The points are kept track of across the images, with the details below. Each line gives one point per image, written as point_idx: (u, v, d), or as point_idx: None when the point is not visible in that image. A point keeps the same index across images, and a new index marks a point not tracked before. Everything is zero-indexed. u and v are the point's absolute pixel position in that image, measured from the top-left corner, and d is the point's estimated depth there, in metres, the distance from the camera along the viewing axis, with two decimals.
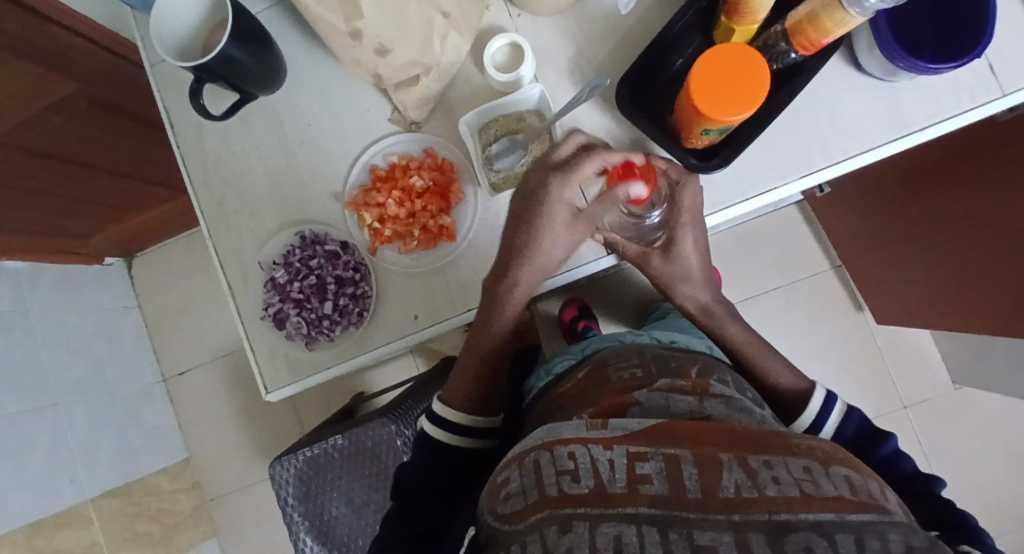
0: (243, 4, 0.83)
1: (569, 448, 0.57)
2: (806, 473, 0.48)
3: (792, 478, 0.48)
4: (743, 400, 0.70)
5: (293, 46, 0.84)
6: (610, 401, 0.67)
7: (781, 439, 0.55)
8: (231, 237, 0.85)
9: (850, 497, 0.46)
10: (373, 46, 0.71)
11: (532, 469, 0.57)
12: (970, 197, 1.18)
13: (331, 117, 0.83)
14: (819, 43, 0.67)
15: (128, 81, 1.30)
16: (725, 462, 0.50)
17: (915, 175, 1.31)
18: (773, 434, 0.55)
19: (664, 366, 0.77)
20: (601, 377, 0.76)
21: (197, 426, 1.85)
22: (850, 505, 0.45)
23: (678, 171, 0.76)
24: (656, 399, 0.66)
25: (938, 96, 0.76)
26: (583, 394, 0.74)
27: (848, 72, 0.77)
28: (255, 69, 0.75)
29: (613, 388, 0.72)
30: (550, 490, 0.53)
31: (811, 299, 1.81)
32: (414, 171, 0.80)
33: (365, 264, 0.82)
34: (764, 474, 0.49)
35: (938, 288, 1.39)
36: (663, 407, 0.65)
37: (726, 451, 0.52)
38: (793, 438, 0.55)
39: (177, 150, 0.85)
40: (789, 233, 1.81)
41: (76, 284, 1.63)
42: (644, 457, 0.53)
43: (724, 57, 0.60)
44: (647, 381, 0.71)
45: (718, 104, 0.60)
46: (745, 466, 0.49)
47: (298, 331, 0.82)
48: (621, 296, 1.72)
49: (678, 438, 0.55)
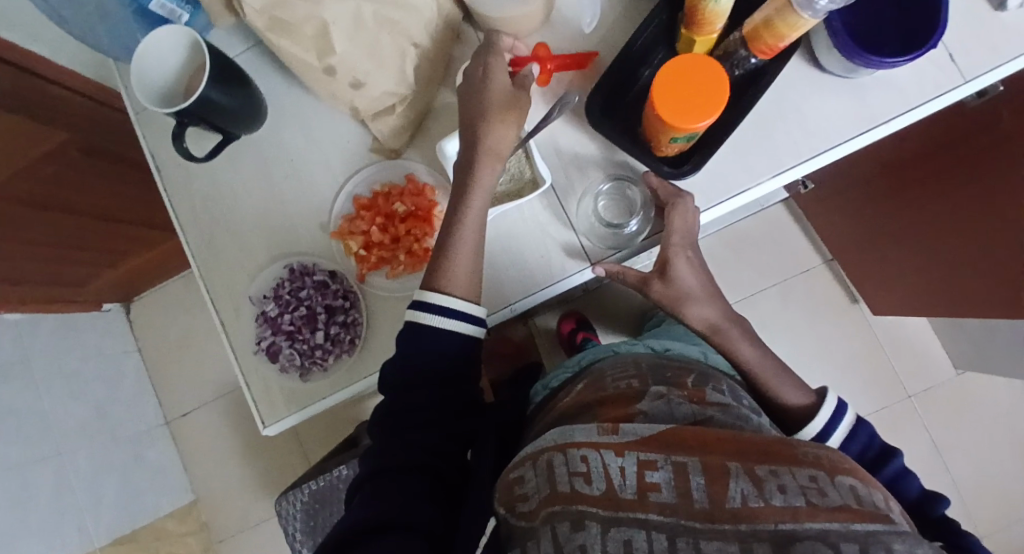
0: (223, 48, 0.86)
1: (581, 451, 0.57)
2: (813, 483, 0.47)
3: (798, 487, 0.47)
4: (740, 407, 0.70)
5: (273, 85, 0.86)
6: (614, 408, 0.67)
7: (788, 447, 0.54)
8: (222, 274, 0.86)
9: (856, 506, 0.45)
10: (348, 80, 0.74)
11: (545, 470, 0.57)
12: (948, 183, 1.20)
13: (314, 151, 0.85)
14: (777, 47, 0.70)
15: (118, 129, 1.32)
16: (732, 471, 0.50)
17: (892, 166, 1.34)
18: (780, 443, 0.53)
19: (662, 375, 0.77)
20: (600, 387, 0.76)
21: (202, 467, 1.83)
22: (856, 514, 0.44)
23: (668, 193, 0.76)
24: (659, 406, 0.65)
25: (902, 89, 0.78)
26: (584, 402, 0.74)
27: (811, 73, 0.79)
28: (236, 109, 0.77)
29: (613, 396, 0.71)
30: (564, 487, 0.53)
31: (805, 295, 1.82)
32: (396, 198, 0.81)
33: (354, 292, 0.83)
34: (770, 483, 0.48)
35: (927, 275, 1.41)
36: (667, 412, 0.64)
37: (734, 459, 0.51)
38: (799, 446, 0.54)
39: (165, 192, 0.87)
40: (778, 232, 1.83)
41: (76, 330, 1.64)
42: (654, 466, 0.52)
43: (685, 67, 0.62)
44: (645, 389, 0.71)
45: (680, 111, 0.62)
46: (751, 474, 0.49)
47: (291, 363, 0.82)
48: (616, 308, 1.73)
49: (685, 444, 0.54)
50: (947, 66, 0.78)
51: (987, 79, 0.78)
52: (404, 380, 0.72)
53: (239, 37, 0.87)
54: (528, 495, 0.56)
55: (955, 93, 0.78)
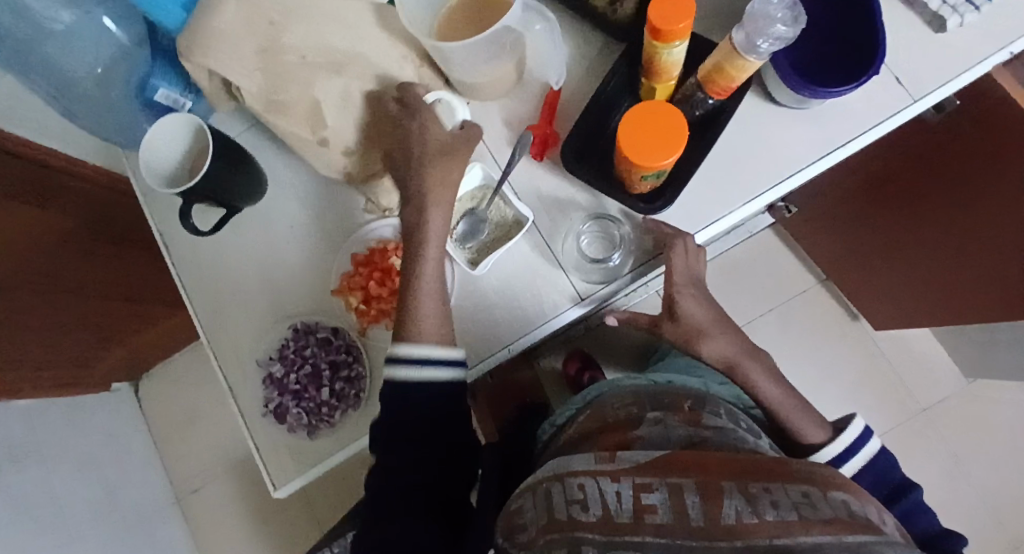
0: (223, 130, 0.93)
1: (579, 480, 0.58)
2: (804, 497, 0.48)
3: (790, 503, 0.48)
4: (737, 429, 0.71)
5: (270, 158, 0.92)
6: (613, 436, 0.69)
7: (782, 463, 0.55)
8: (230, 340, 0.89)
9: (846, 518, 0.46)
10: (340, 149, 0.80)
11: (544, 498, 0.59)
12: (923, 197, 1.25)
13: (312, 216, 0.91)
14: (730, 88, 0.76)
15: (123, 210, 1.39)
16: (727, 490, 0.50)
17: (867, 187, 1.39)
18: (775, 460, 0.54)
19: (657, 401, 0.79)
20: (600, 417, 0.78)
21: (216, 542, 1.81)
22: (847, 525, 0.46)
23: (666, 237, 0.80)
24: (655, 431, 0.67)
25: (859, 108, 0.84)
26: (585, 432, 0.75)
27: (767, 107, 0.85)
28: (238, 184, 0.83)
29: (613, 425, 0.73)
30: (563, 516, 0.55)
31: (804, 317, 1.84)
32: (391, 252, 0.86)
33: (356, 345, 0.87)
34: (762, 498, 0.49)
35: (920, 284, 1.44)
36: (664, 436, 0.66)
37: (729, 477, 0.52)
38: (793, 461, 0.55)
39: (174, 268, 0.91)
40: (769, 257, 1.87)
41: (87, 411, 1.66)
42: (649, 488, 0.53)
43: (647, 111, 0.68)
44: (643, 416, 0.73)
45: (645, 150, 0.67)
46: (744, 491, 0.50)
47: (299, 422, 0.84)
48: (617, 344, 1.76)
49: (681, 465, 0.55)
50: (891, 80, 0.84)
51: (934, 96, 0.84)
52: (407, 425, 0.74)
53: (237, 119, 0.94)
54: (530, 523, 0.58)
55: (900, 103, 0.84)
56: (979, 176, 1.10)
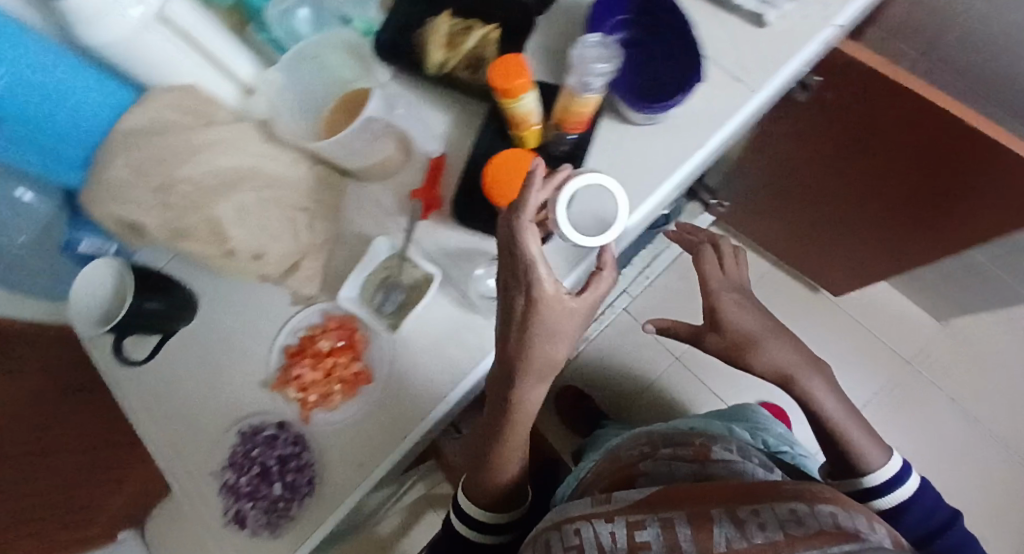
0: (148, 262, 0.98)
1: (574, 525, 0.63)
2: (789, 516, 0.49)
3: (762, 528, 0.50)
4: (747, 462, 0.76)
5: (195, 277, 0.97)
6: (620, 476, 0.77)
7: (775, 486, 0.56)
8: (186, 461, 0.92)
9: (835, 530, 0.46)
10: (250, 254, 0.86)
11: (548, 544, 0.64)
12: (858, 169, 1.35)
13: (246, 319, 0.95)
14: (583, 120, 0.84)
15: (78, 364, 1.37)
16: (714, 517, 0.53)
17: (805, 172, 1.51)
18: (768, 486, 0.56)
19: (658, 442, 0.85)
20: (613, 462, 0.84)
21: None
22: (834, 537, 0.46)
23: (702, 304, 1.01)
24: (660, 466, 0.76)
25: (704, 108, 0.92)
26: (597, 478, 0.81)
27: (625, 128, 0.93)
28: (168, 309, 0.92)
29: (625, 468, 0.80)
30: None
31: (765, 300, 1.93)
32: (318, 337, 0.91)
33: (303, 435, 0.89)
34: (749, 524, 0.51)
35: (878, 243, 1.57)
36: (669, 473, 0.74)
37: (718, 507, 0.55)
38: (785, 485, 0.56)
39: (126, 404, 0.95)
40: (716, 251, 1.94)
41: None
42: (642, 525, 0.57)
43: (501, 157, 0.77)
44: (652, 455, 0.80)
45: (500, 188, 0.76)
46: (733, 518, 0.52)
47: (259, 523, 0.87)
48: None
49: (671, 498, 0.60)
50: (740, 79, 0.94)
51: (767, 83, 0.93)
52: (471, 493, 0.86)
53: (160, 250, 0.99)
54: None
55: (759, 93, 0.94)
56: (890, 146, 1.20)
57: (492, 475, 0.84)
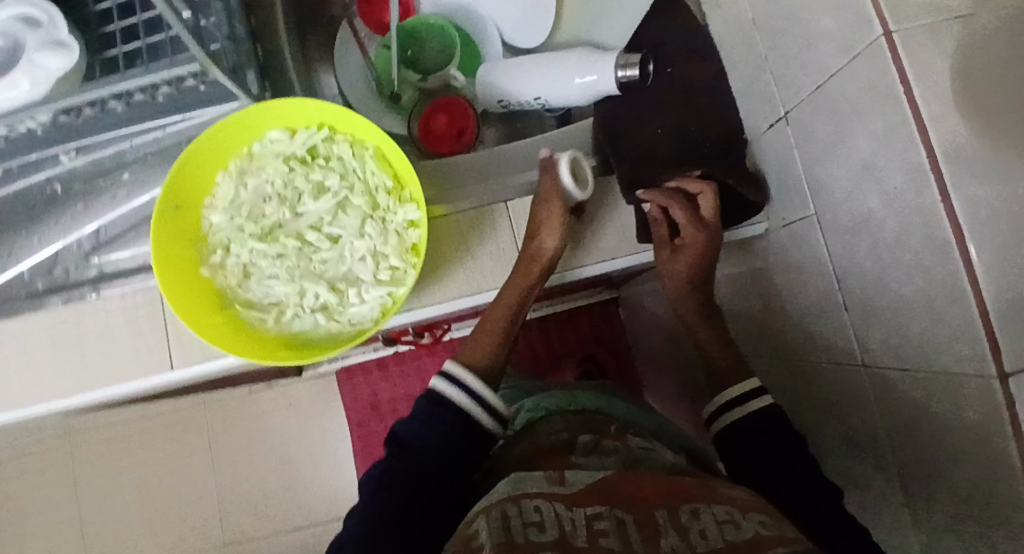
0: None
1: (534, 501, 0.38)
2: (732, 517, 0.36)
3: (717, 525, 0.35)
4: (654, 445, 0.53)
5: None
6: (544, 462, 0.47)
7: (708, 488, 0.41)
8: None
9: (741, 497, 0.39)
10: None
11: (500, 519, 0.36)
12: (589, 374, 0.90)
13: None
14: None
15: None
16: (661, 528, 0.35)
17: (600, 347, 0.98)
18: (696, 483, 0.41)
19: (588, 423, 0.56)
20: (558, 449, 0.49)
21: None
22: (752, 506, 0.38)
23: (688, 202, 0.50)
24: (596, 462, 0.46)
25: None
26: (541, 455, 0.49)
27: None
28: None
29: (547, 443, 0.51)
30: (515, 539, 0.34)
31: None
32: None
33: None
34: (688, 529, 0.35)
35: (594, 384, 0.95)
36: (601, 462, 0.46)
37: (671, 509, 0.37)
38: (724, 489, 0.40)
39: None
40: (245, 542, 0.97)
41: None
42: (597, 516, 0.36)
43: None
44: (590, 445, 0.50)
45: None
46: (683, 522, 0.35)
47: None
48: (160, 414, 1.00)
49: (595, 496, 0.39)
50: (133, 358, 0.48)
51: None
52: None
53: None
54: (484, 539, 0.35)
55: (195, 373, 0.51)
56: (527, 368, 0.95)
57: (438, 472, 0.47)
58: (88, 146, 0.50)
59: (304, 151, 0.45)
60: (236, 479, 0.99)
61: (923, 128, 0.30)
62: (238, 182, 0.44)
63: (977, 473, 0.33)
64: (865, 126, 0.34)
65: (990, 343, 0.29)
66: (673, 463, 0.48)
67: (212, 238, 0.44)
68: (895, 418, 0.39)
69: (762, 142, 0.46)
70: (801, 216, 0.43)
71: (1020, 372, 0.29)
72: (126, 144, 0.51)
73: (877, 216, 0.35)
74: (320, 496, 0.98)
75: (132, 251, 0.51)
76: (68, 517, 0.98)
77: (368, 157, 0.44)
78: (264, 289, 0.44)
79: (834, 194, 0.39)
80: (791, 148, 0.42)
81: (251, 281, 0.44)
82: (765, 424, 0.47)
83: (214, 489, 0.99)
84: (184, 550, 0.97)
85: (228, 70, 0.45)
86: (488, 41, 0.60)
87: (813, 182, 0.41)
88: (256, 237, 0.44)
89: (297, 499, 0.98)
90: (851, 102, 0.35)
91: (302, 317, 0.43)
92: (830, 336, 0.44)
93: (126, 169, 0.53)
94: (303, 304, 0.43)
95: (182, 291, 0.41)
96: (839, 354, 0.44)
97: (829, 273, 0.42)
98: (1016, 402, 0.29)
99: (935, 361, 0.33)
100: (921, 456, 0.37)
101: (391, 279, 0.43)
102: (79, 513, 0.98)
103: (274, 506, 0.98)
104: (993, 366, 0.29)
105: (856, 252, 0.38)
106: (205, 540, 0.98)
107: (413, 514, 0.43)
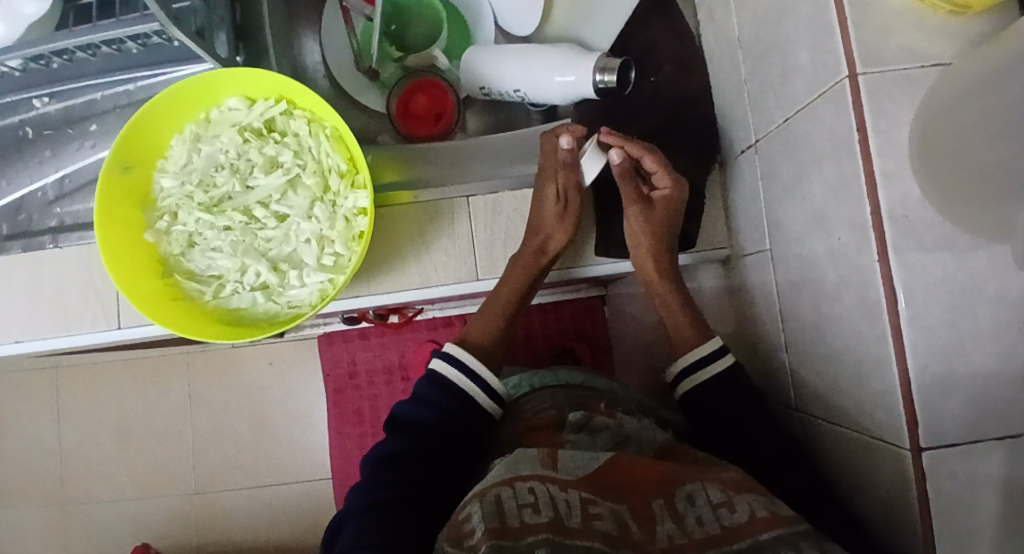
0: None
1: (530, 484, 0.36)
2: (728, 499, 0.34)
3: (713, 510, 0.34)
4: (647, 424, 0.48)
5: None
6: (535, 437, 0.45)
7: (699, 464, 0.40)
8: None
9: (738, 477, 0.37)
10: None
11: (492, 504, 0.34)
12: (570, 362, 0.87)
13: None
14: None
15: None
16: (657, 515, 0.34)
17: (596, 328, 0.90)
18: (691, 463, 0.40)
19: (575, 400, 0.52)
20: (544, 424, 0.47)
21: None
22: (745, 485, 0.36)
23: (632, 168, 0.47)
24: (587, 443, 0.43)
25: None
26: (524, 433, 0.46)
27: None
28: None
29: (535, 418, 0.49)
30: (510, 523, 0.32)
31: (216, 545, 0.99)
32: None
33: None
34: (684, 517, 0.34)
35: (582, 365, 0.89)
36: (589, 443, 0.43)
37: (663, 494, 0.36)
38: (712, 465, 0.39)
39: None
40: (215, 489, 1.00)
41: None
42: (593, 502, 0.35)
43: None
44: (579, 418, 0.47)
45: None
46: (676, 511, 0.34)
47: None
48: (145, 359, 1.03)
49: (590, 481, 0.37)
50: (81, 311, 0.48)
51: None
52: None
53: None
54: (477, 527, 0.33)
55: (144, 336, 0.51)
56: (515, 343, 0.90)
57: (415, 449, 0.45)
58: (61, 93, 0.51)
59: (261, 123, 0.44)
60: (215, 426, 1.01)
61: (873, 185, 0.29)
62: (192, 148, 0.44)
63: (885, 528, 0.33)
64: (823, 171, 0.33)
65: (908, 417, 0.29)
66: (664, 442, 0.45)
67: (162, 202, 0.45)
68: (822, 447, 0.40)
69: (739, 167, 0.46)
70: (760, 250, 0.44)
71: (933, 449, 0.28)
72: (95, 95, 0.52)
73: (825, 265, 0.34)
74: (293, 453, 1.00)
75: (91, 205, 0.51)
76: (58, 443, 1.03)
77: (322, 134, 0.43)
78: (207, 260, 0.44)
79: (795, 231, 0.38)
80: (758, 181, 0.42)
81: (195, 250, 0.44)
82: (717, 393, 0.46)
83: (192, 433, 1.02)
84: (158, 489, 1.01)
85: (192, 32, 0.43)
86: (480, 22, 0.58)
87: (775, 217, 0.40)
88: (202, 207, 0.44)
89: (270, 453, 1.00)
90: (814, 143, 0.33)
91: (244, 295, 0.44)
92: (774, 366, 0.45)
93: (92, 119, 0.53)
94: (243, 284, 0.43)
95: (122, 256, 0.42)
96: (778, 385, 0.45)
97: (775, 310, 0.43)
98: (926, 478, 0.29)
99: (860, 419, 0.34)
100: (839, 486, 0.38)
101: (331, 265, 0.42)
102: (69, 441, 1.03)
103: (248, 457, 1.00)
104: (908, 441, 0.29)
105: (804, 294, 0.38)
106: (180, 481, 1.01)
107: (418, 497, 0.42)
